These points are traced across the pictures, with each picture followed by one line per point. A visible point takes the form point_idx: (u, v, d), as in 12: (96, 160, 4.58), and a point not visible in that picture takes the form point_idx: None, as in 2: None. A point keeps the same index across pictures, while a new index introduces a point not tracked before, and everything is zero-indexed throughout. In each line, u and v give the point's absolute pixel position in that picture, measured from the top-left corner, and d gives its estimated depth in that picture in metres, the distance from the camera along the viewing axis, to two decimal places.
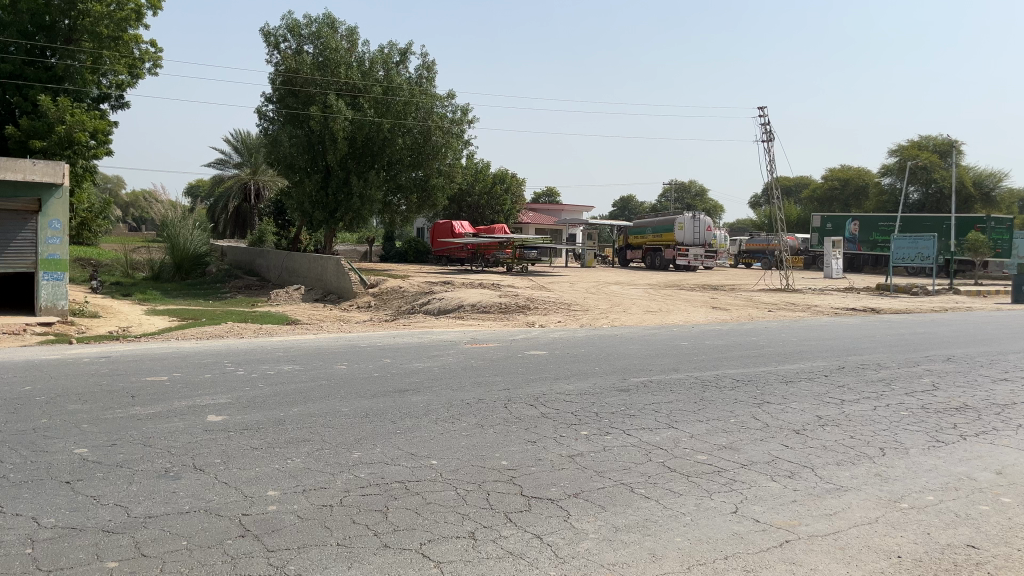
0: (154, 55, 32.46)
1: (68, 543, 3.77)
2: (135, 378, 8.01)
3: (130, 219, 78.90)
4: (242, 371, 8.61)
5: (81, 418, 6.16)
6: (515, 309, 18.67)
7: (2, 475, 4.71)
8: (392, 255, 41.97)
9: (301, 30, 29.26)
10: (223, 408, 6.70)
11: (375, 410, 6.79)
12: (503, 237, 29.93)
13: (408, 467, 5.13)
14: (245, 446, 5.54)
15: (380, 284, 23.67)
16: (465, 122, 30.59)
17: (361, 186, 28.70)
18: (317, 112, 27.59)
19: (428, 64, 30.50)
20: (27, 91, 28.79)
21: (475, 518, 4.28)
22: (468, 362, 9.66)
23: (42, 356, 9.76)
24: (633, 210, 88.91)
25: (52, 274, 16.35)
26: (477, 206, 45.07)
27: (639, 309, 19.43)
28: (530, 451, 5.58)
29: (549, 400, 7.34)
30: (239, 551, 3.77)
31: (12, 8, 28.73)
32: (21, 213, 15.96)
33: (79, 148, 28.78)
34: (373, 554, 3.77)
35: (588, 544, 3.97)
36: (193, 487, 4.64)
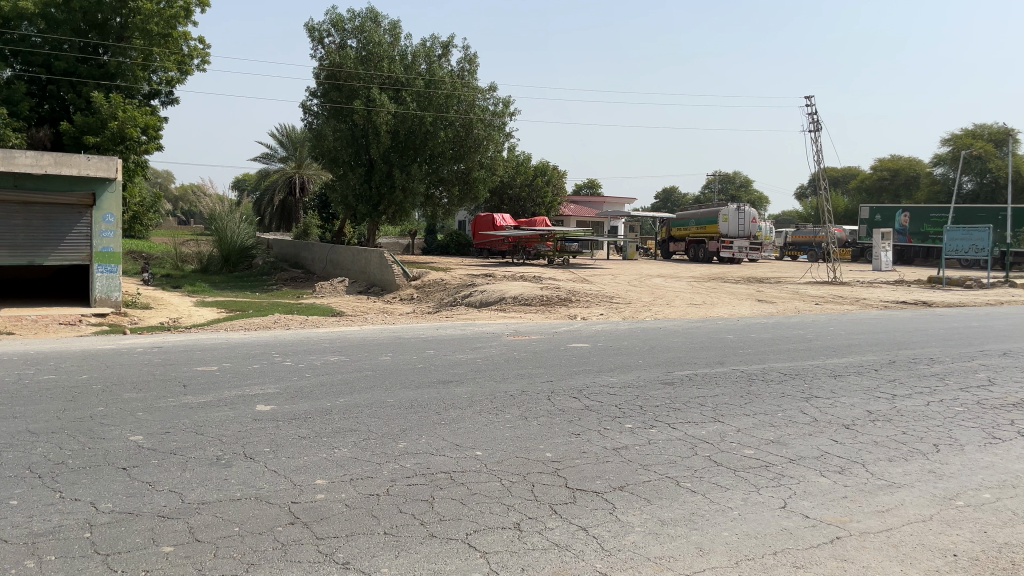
0: (202, 52, 33.10)
1: (125, 528, 3.88)
2: (188, 368, 8.21)
3: (179, 213, 80.63)
4: (289, 362, 8.76)
5: (136, 406, 6.33)
6: (557, 302, 18.65)
7: (61, 461, 4.85)
8: (433, 248, 42.21)
9: (344, 25, 29.53)
10: (272, 398, 6.83)
11: (420, 401, 6.85)
12: (545, 230, 29.84)
13: (452, 458, 5.17)
14: (293, 435, 5.63)
15: (422, 276, 23.80)
16: (506, 114, 30.60)
17: (404, 179, 28.89)
18: (360, 106, 27.89)
19: (471, 56, 30.57)
20: (81, 88, 29.77)
21: (521, 509, 4.30)
22: (512, 354, 9.70)
23: (98, 345, 10.07)
24: (675, 202, 88.30)
25: (107, 266, 16.75)
26: (518, 198, 45.12)
27: (683, 302, 19.26)
28: (575, 443, 5.57)
29: (592, 392, 7.30)
30: (289, 538, 3.84)
31: (66, 7, 29.50)
32: (77, 207, 16.46)
33: (131, 144, 29.42)
34: (420, 543, 3.82)
35: (634, 537, 3.96)
36: (243, 474, 4.73)
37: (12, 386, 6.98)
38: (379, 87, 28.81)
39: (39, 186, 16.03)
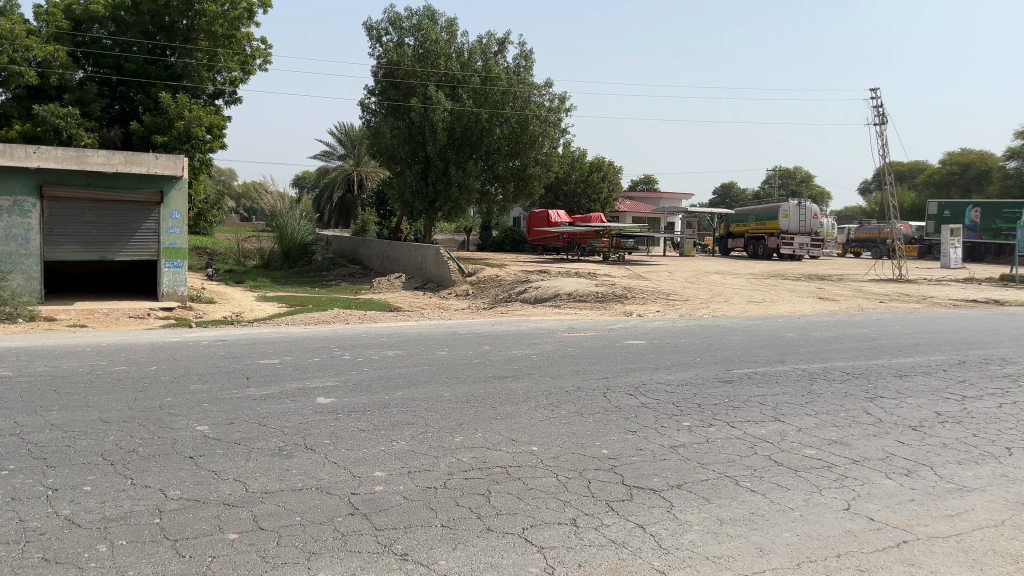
0: (264, 52, 33.78)
1: (192, 515, 4.00)
2: (250, 360, 8.42)
3: (242, 209, 82.43)
4: (348, 356, 8.90)
5: (203, 397, 6.53)
6: (613, 298, 18.54)
7: (133, 449, 5.03)
8: (489, 244, 42.37)
9: (402, 23, 29.80)
10: (332, 390, 6.96)
11: (476, 396, 6.90)
12: (600, 226, 29.68)
13: (509, 453, 5.19)
14: (353, 428, 5.73)
15: (478, 272, 23.92)
16: (562, 110, 30.52)
17: (460, 176, 29.09)
18: (417, 104, 28.12)
19: (526, 53, 30.56)
20: (150, 89, 30.79)
21: (577, 506, 4.29)
22: (567, 350, 9.70)
23: (166, 338, 10.38)
24: (734, 197, 86.90)
25: (173, 261, 17.33)
26: (573, 195, 44.98)
27: (741, 299, 18.96)
28: (631, 441, 5.54)
29: (649, 390, 7.24)
30: (349, 528, 3.90)
31: (135, 10, 30.44)
32: (145, 205, 17.00)
33: (197, 143, 30.25)
34: (477, 537, 3.84)
35: (692, 535, 3.92)
36: (305, 465, 4.84)
37: (86, 376, 7.25)
38: (436, 85, 29.00)
39: (110, 184, 16.61)
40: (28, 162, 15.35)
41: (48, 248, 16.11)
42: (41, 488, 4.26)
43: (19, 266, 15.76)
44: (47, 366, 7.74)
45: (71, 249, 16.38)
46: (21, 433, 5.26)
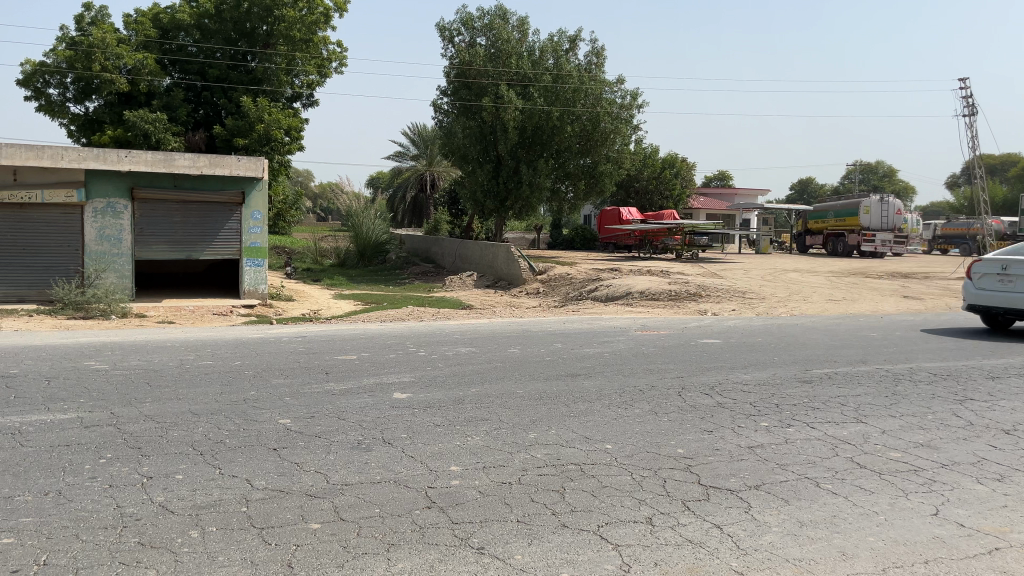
0: (340, 55, 34.51)
1: (276, 504, 4.14)
2: (330, 356, 8.64)
3: (318, 209, 84.26)
4: (423, 352, 9.04)
5: (285, 391, 6.73)
6: (687, 297, 18.28)
7: (220, 440, 5.23)
8: (559, 242, 42.32)
9: (474, 23, 30.03)
10: (408, 386, 7.08)
11: (549, 393, 6.91)
12: (673, 224, 29.31)
13: (583, 450, 5.19)
14: (429, 422, 5.83)
15: (549, 271, 23.90)
16: (634, 107, 30.25)
17: (531, 175, 29.18)
18: (489, 103, 28.29)
19: (598, 50, 30.40)
20: (231, 94, 31.85)
21: (652, 504, 4.27)
22: (641, 349, 9.62)
23: (249, 334, 10.76)
24: (812, 192, 84.61)
25: (254, 260, 17.92)
26: (645, 192, 44.53)
27: (821, 297, 18.46)
28: (707, 440, 5.48)
29: (725, 390, 7.13)
30: (427, 521, 3.98)
31: (218, 17, 31.59)
32: (228, 205, 17.61)
33: (276, 145, 30.89)
34: (552, 532, 3.87)
35: (771, 537, 3.86)
36: (383, 459, 4.94)
37: (176, 370, 7.57)
38: (507, 84, 29.11)
39: (196, 186, 17.24)
40: (121, 165, 16.08)
41: (139, 248, 16.85)
42: (136, 476, 4.47)
43: (113, 265, 16.56)
44: (140, 359, 8.12)
45: (159, 248, 17.10)
46: (117, 423, 5.53)
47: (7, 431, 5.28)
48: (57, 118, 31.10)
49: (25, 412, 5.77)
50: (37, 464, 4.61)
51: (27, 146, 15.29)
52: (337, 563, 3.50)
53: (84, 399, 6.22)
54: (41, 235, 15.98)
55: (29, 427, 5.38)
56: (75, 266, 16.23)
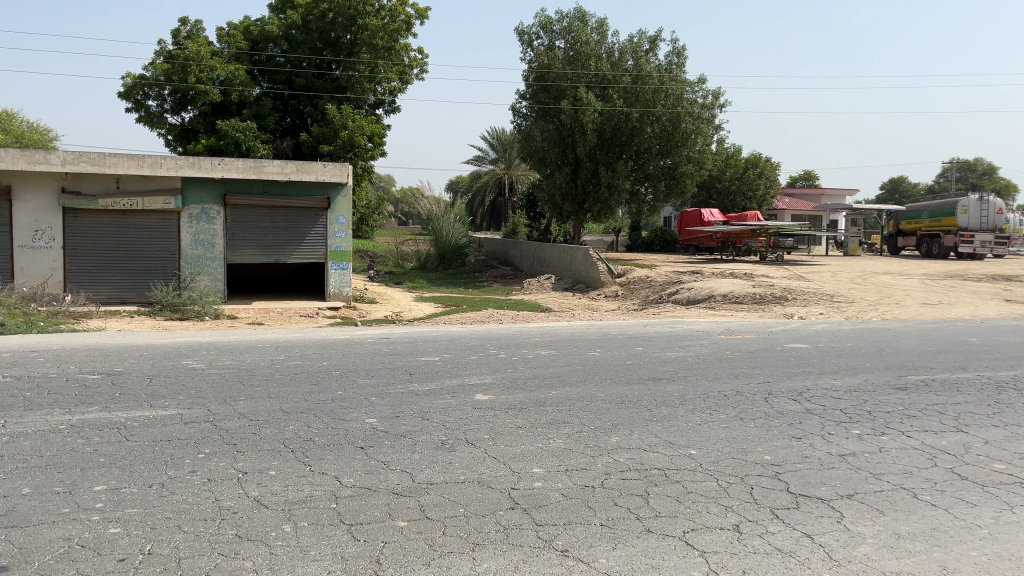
0: (421, 61, 35.07)
1: (365, 502, 4.24)
2: (412, 357, 8.79)
3: (399, 214, 85.72)
4: (504, 354, 9.11)
5: (371, 391, 6.89)
6: (771, 301, 17.83)
7: (310, 438, 5.40)
8: (638, 245, 41.86)
9: (553, 26, 30.09)
10: (490, 387, 7.16)
11: (631, 397, 6.84)
12: (756, 225, 28.59)
13: (667, 456, 5.13)
14: (510, 424, 5.87)
15: (628, 273, 23.65)
16: (716, 107, 29.62)
17: (610, 177, 28.92)
18: (568, 106, 28.30)
19: (679, 50, 29.95)
20: (317, 101, 32.74)
21: (739, 511, 4.18)
22: (724, 353, 9.44)
23: (334, 336, 11.03)
24: (904, 191, 81.19)
25: (339, 264, 18.40)
26: (727, 193, 43.63)
27: (914, 301, 17.69)
28: (796, 448, 5.33)
29: (813, 396, 6.93)
30: (511, 522, 4.00)
31: (305, 28, 32.61)
32: (314, 210, 18.13)
33: (359, 151, 31.59)
34: (637, 537, 3.84)
35: (865, 549, 3.73)
36: (466, 459, 5.00)
37: (268, 370, 7.83)
38: (587, 86, 29.04)
39: (284, 191, 17.80)
40: (214, 173, 16.75)
41: (231, 252, 17.51)
42: (233, 471, 4.65)
43: (206, 269, 17.27)
44: (234, 359, 8.45)
45: (249, 252, 17.73)
46: (214, 420, 5.76)
47: (114, 425, 5.58)
48: (155, 128, 32.63)
49: (130, 407, 6.08)
50: (142, 458, 4.85)
51: (130, 155, 16.09)
52: (423, 561, 3.56)
53: (182, 397, 6.51)
54: (141, 240, 16.78)
55: (133, 422, 5.66)
56: (172, 269, 17.01)
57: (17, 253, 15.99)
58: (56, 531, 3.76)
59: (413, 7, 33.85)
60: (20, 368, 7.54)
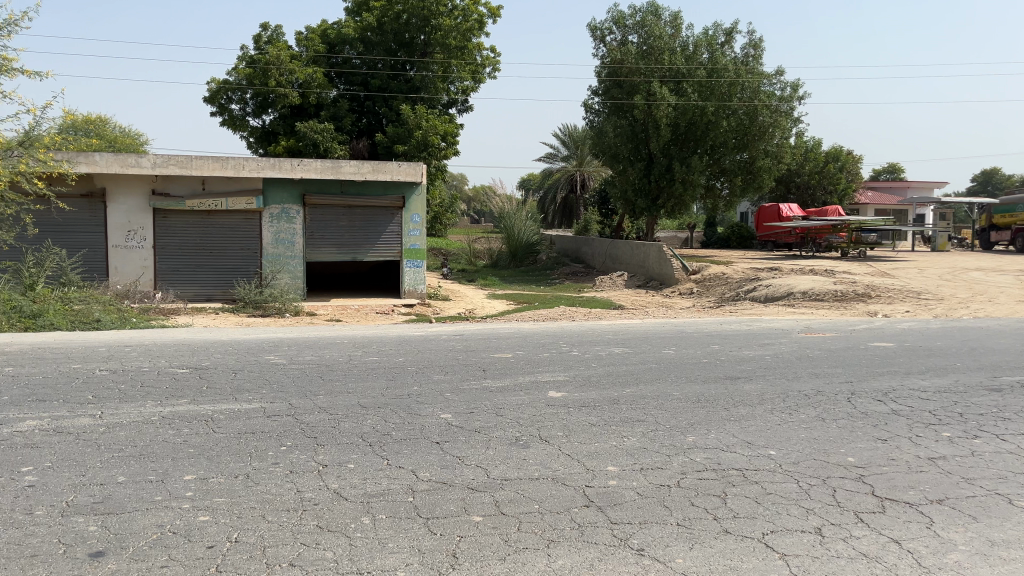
0: (493, 60, 35.26)
1: (441, 496, 4.30)
2: (486, 354, 8.86)
3: (472, 212, 86.48)
4: (577, 352, 9.09)
5: (445, 387, 6.96)
6: (853, 298, 17.26)
7: (387, 433, 5.49)
8: (714, 241, 41.12)
9: (626, 21, 29.81)
10: (563, 385, 7.15)
11: (708, 396, 6.74)
12: (838, 220, 27.72)
13: (745, 456, 5.03)
14: (585, 422, 5.85)
15: (703, 270, 23.23)
16: (795, 99, 28.84)
17: (684, 172, 28.46)
18: (641, 101, 28.01)
19: (756, 41, 29.28)
20: (392, 102, 33.26)
21: (822, 514, 4.07)
22: (804, 351, 9.21)
23: (408, 332, 11.18)
24: (997, 183, 77.48)
25: (413, 262, 18.72)
26: (806, 187, 42.44)
27: (1009, 299, 16.85)
28: (881, 450, 5.16)
29: (900, 397, 6.68)
30: (585, 520, 4.00)
31: (380, 30, 33.23)
32: (389, 209, 18.43)
33: (433, 150, 31.96)
34: (714, 538, 3.78)
35: (957, 555, 3.58)
36: (540, 455, 5.02)
37: (345, 365, 8.00)
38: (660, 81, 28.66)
39: (360, 192, 18.14)
40: (294, 174, 17.19)
41: (309, 251, 17.96)
42: (313, 464, 4.78)
43: (286, 267, 17.77)
44: (313, 354, 8.66)
45: (328, 251, 18.14)
46: (295, 414, 5.92)
47: (202, 417, 5.79)
48: (238, 131, 33.73)
49: (216, 400, 6.31)
50: (228, 449, 5.03)
51: (214, 158, 16.68)
52: (499, 556, 3.58)
53: (265, 391, 6.71)
54: (225, 239, 17.37)
55: (220, 414, 5.88)
56: (254, 267, 17.57)
57: (111, 252, 16.76)
58: (150, 518, 3.93)
59: (486, 6, 34.02)
60: (115, 362, 7.91)
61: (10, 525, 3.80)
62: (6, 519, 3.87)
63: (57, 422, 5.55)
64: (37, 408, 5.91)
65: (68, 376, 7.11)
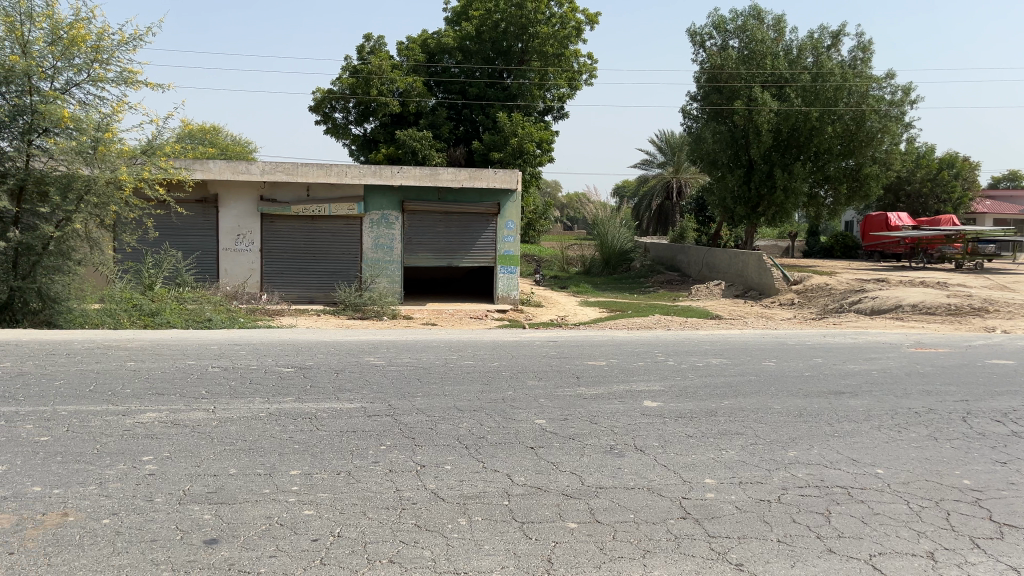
0: (590, 67, 35.20)
1: (536, 500, 4.33)
2: (580, 361, 8.84)
3: (566, 219, 86.80)
4: (673, 361, 8.97)
5: (539, 393, 7.01)
6: (968, 313, 16.35)
7: (483, 436, 5.56)
8: (816, 250, 39.75)
9: (726, 26, 29.29)
10: (659, 394, 7.06)
11: (810, 410, 6.54)
12: (952, 230, 26.32)
13: (850, 473, 4.84)
14: (681, 433, 5.76)
15: (804, 280, 22.49)
16: (906, 103, 27.58)
17: (786, 179, 27.65)
18: (741, 107, 27.40)
19: (865, 44, 28.19)
20: (488, 109, 33.66)
21: (934, 537, 3.88)
22: (914, 367, 8.79)
23: (503, 337, 11.28)
24: None
25: (507, 268, 18.91)
26: (918, 195, 40.49)
27: None
28: (1001, 473, 4.87)
29: (1021, 418, 6.29)
30: (681, 531, 3.94)
31: (479, 38, 33.76)
32: (485, 216, 18.65)
33: (528, 157, 32.15)
34: (817, 556, 3.66)
35: None
36: (636, 465, 4.97)
37: (442, 368, 8.15)
38: (762, 86, 27.96)
39: (457, 198, 18.43)
40: (393, 181, 17.63)
41: (407, 255, 18.38)
42: (412, 463, 4.89)
43: (385, 271, 18.24)
44: (411, 357, 8.85)
45: (424, 256, 18.51)
46: (394, 414, 6.08)
47: (306, 415, 6.01)
48: (341, 139, 34.83)
49: (319, 399, 6.53)
50: (331, 446, 5.20)
51: (318, 165, 17.29)
52: (594, 563, 3.58)
53: (365, 391, 6.93)
54: (327, 244, 17.99)
55: (323, 412, 6.11)
56: (354, 271, 18.13)
57: (222, 255, 17.60)
58: (258, 509, 4.11)
59: (584, 14, 33.94)
60: (227, 359, 8.32)
61: (133, 510, 4.04)
62: (130, 505, 4.12)
63: (175, 415, 5.87)
64: (157, 401, 6.28)
65: (184, 372, 7.52)
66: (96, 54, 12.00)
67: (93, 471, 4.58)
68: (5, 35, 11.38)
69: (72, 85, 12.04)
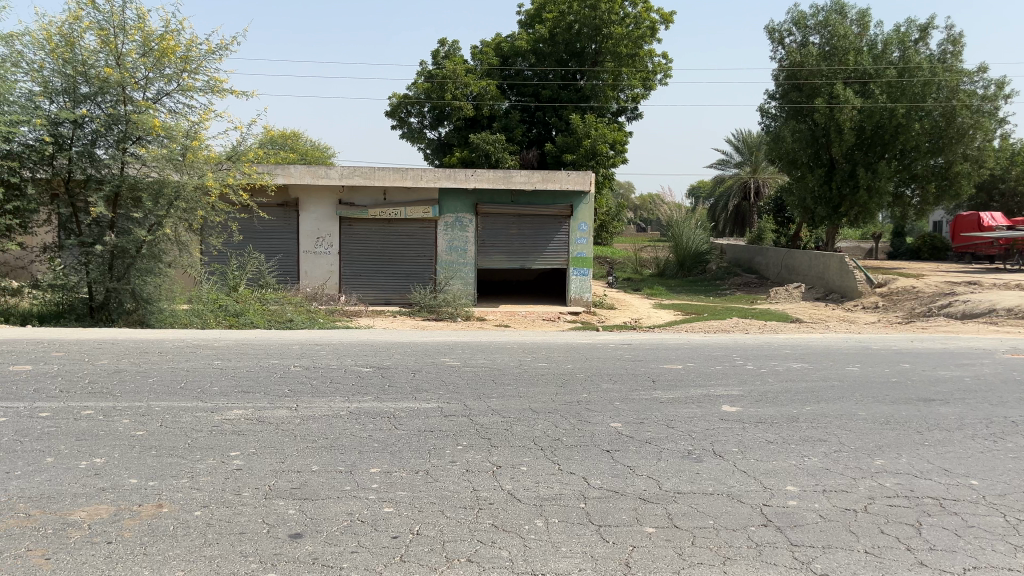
0: (665, 67, 34.84)
1: (613, 504, 4.30)
2: (655, 364, 8.77)
3: (639, 221, 86.27)
4: (751, 366, 8.78)
5: (615, 396, 6.97)
6: None
7: (558, 438, 5.57)
8: (902, 252, 38.32)
9: (807, 22, 28.57)
10: (738, 399, 6.93)
11: (898, 417, 6.31)
12: None
13: (942, 484, 4.65)
14: (761, 439, 5.63)
15: (889, 284, 21.69)
16: (1000, 97, 26.32)
17: (870, 178, 26.64)
18: (822, 105, 26.59)
19: (956, 36, 27.00)
20: (562, 112, 33.66)
21: None
22: (1011, 374, 8.38)
23: (577, 339, 11.26)
24: None
25: (580, 270, 18.84)
26: (1013, 193, 38.56)
27: None
28: None
29: None
30: (763, 539, 3.86)
31: (552, 40, 33.76)
32: (558, 218, 18.63)
33: (601, 159, 31.96)
34: (907, 569, 3.53)
35: None
36: (715, 471, 4.87)
37: (516, 370, 8.18)
38: (845, 83, 27.11)
39: (530, 201, 18.47)
40: (467, 184, 17.77)
41: (481, 258, 18.55)
42: (489, 464, 4.93)
43: (459, 274, 18.47)
44: (486, 358, 8.93)
45: (498, 259, 18.63)
46: (470, 415, 6.13)
47: (384, 414, 6.12)
48: (416, 143, 35.39)
49: (397, 398, 6.65)
50: (409, 445, 5.29)
51: (395, 169, 17.58)
52: (672, 569, 3.54)
53: (441, 391, 7.02)
54: (403, 247, 18.31)
55: (401, 412, 6.20)
56: (429, 273, 18.44)
57: (302, 258, 18.09)
58: (340, 505, 4.21)
59: (658, 13, 33.64)
60: (308, 359, 8.54)
61: (222, 504, 4.20)
62: (219, 498, 4.28)
63: (259, 412, 6.07)
64: (242, 399, 6.50)
65: (268, 371, 7.74)
66: (185, 64, 12.48)
67: (184, 465, 4.78)
68: (101, 48, 11.94)
69: (163, 95, 12.59)
